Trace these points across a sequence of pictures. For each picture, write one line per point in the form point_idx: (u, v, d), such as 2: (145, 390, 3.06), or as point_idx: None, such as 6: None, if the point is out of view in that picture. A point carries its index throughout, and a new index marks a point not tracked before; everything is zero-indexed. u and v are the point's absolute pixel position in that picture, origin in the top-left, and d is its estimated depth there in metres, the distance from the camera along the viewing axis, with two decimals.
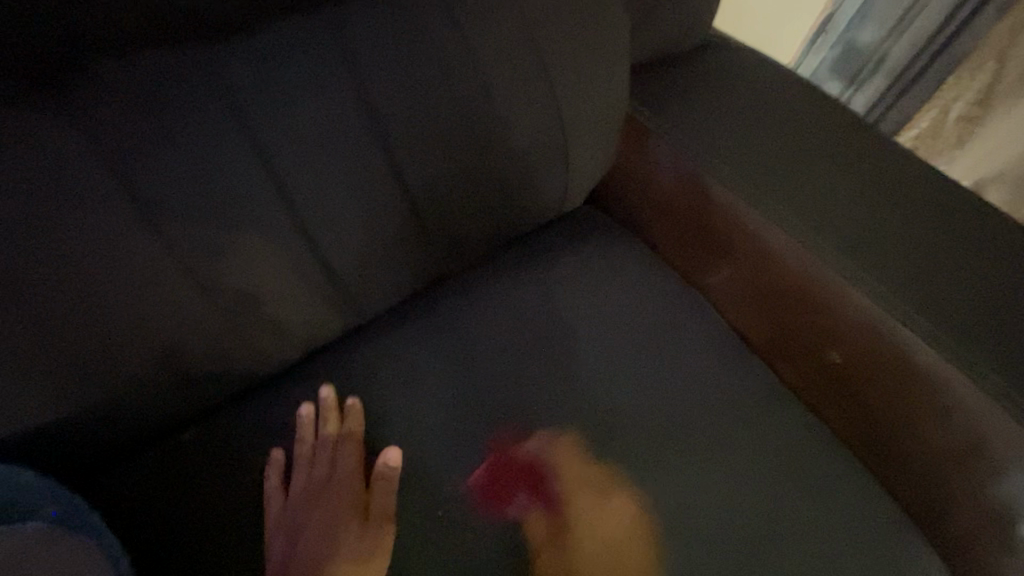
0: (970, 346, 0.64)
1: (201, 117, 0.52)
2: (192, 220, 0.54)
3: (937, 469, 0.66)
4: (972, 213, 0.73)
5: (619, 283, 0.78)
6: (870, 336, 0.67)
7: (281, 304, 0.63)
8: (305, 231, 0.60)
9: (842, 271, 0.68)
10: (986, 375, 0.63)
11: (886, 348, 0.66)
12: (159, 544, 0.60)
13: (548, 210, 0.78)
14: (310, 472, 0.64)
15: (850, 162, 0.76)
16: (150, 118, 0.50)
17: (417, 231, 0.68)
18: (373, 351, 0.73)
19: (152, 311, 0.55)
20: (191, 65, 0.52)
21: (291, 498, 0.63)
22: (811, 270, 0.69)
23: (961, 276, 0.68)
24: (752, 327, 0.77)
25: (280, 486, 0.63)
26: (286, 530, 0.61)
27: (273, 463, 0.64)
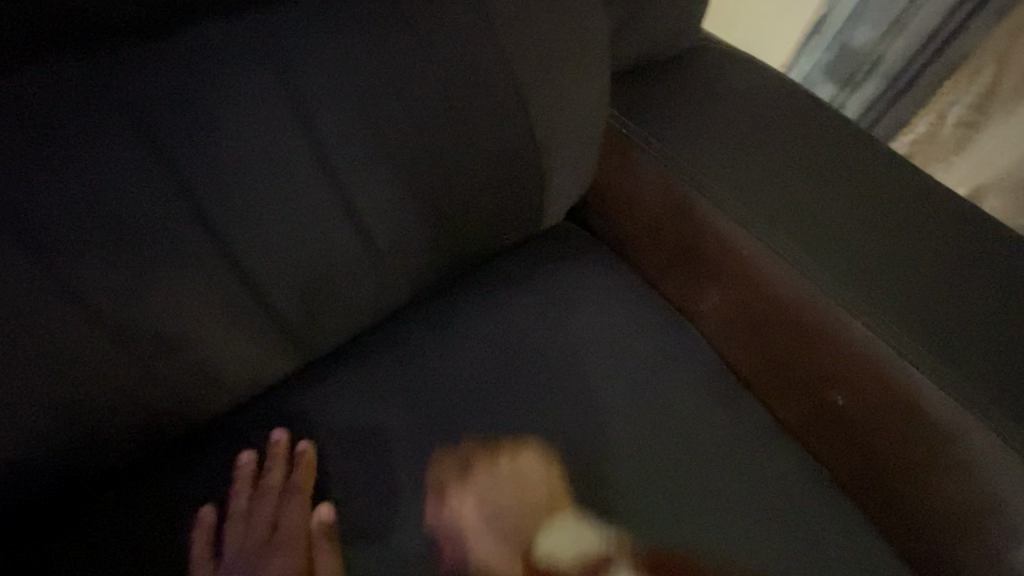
0: (982, 387, 0.59)
1: (105, 137, 0.44)
2: (93, 259, 0.46)
3: (946, 523, 0.60)
4: (980, 234, 0.67)
5: (597, 313, 0.72)
6: (880, 379, 0.61)
7: (209, 349, 0.55)
8: (233, 267, 0.53)
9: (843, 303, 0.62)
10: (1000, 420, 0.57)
11: (898, 392, 0.60)
12: None
13: (518, 233, 0.72)
14: (247, 530, 0.57)
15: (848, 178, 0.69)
16: (41, 140, 0.42)
17: (367, 261, 0.61)
18: (322, 394, 0.65)
19: (47, 364, 0.47)
20: (91, 75, 0.43)
21: (222, 565, 0.55)
22: (814, 306, 0.63)
23: (968, 307, 0.62)
24: (743, 359, 0.71)
25: (210, 548, 0.56)
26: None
27: (205, 519, 0.57)
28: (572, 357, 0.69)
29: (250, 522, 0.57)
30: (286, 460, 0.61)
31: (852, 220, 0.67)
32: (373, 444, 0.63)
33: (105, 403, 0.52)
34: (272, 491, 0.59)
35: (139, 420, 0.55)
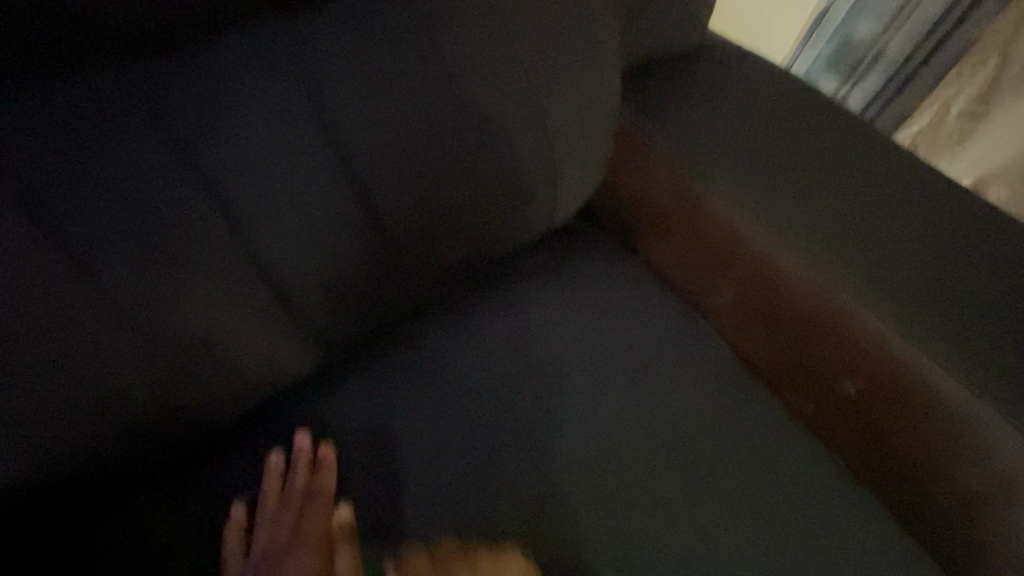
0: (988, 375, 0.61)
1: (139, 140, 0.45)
2: (127, 268, 0.48)
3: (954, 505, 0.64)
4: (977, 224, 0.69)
5: (611, 310, 0.74)
6: (920, 393, 0.62)
7: (238, 351, 0.57)
8: (263, 271, 0.55)
9: (855, 297, 0.64)
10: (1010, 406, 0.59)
11: (935, 410, 0.62)
12: None
13: (534, 232, 0.73)
14: (268, 539, 0.56)
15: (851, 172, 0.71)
16: (81, 140, 0.44)
17: (390, 263, 0.62)
18: (346, 395, 0.67)
19: (82, 369, 0.49)
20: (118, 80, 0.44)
21: (246, 575, 0.54)
22: (851, 319, 0.64)
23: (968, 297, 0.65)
24: (756, 350, 0.74)
25: (236, 555, 0.55)
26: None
27: (230, 528, 0.57)
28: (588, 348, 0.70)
29: (275, 527, 0.57)
30: (310, 463, 0.60)
31: (857, 217, 0.68)
32: (395, 443, 0.64)
33: (134, 406, 0.53)
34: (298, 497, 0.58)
35: (170, 422, 0.57)
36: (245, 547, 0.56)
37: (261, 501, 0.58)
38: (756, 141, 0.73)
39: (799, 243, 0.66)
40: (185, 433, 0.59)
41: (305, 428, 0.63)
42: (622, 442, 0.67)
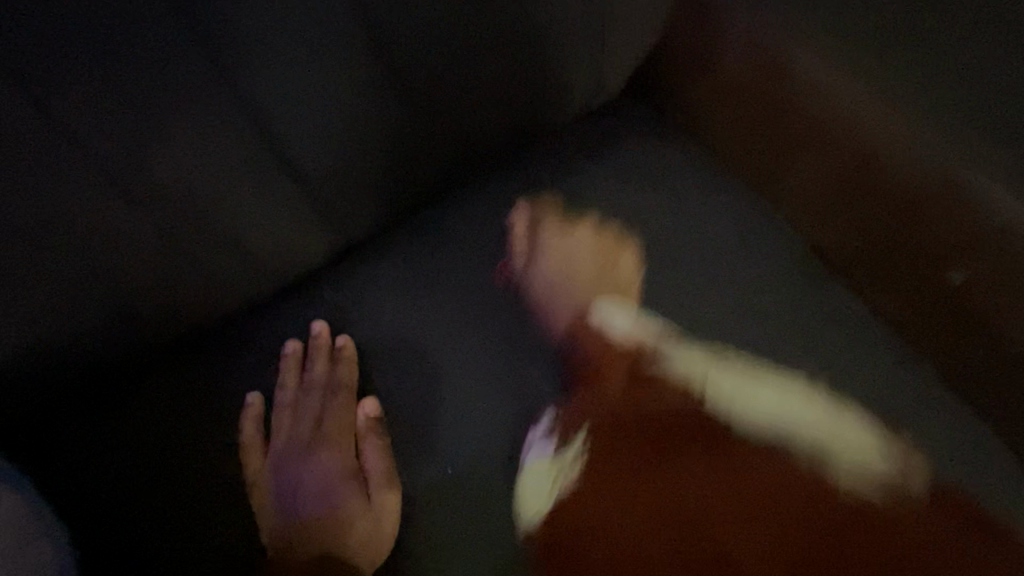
0: None
1: None
2: (116, 124, 0.41)
3: None
4: None
5: (663, 198, 0.64)
6: (988, 250, 0.51)
7: (249, 230, 0.50)
8: (262, 127, 0.46)
9: (971, 163, 0.50)
10: None
11: (984, 247, 0.51)
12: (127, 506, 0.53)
13: (580, 105, 0.62)
14: (292, 425, 0.56)
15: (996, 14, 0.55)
16: None
17: (410, 136, 0.54)
18: (366, 290, 0.60)
19: (75, 240, 0.44)
20: None
21: (271, 454, 0.55)
22: (913, 174, 0.52)
23: None
24: (838, 236, 0.60)
25: (257, 437, 0.55)
26: (281, 491, 0.54)
27: (246, 414, 0.56)
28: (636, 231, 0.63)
29: (294, 416, 0.56)
30: (328, 355, 0.58)
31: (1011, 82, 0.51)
32: (421, 341, 0.59)
33: (135, 286, 0.48)
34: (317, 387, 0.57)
35: (175, 307, 0.51)
36: (265, 432, 0.56)
37: (279, 390, 0.57)
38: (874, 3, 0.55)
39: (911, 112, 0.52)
40: (192, 323, 0.53)
41: (320, 318, 0.59)
42: (671, 340, 0.60)
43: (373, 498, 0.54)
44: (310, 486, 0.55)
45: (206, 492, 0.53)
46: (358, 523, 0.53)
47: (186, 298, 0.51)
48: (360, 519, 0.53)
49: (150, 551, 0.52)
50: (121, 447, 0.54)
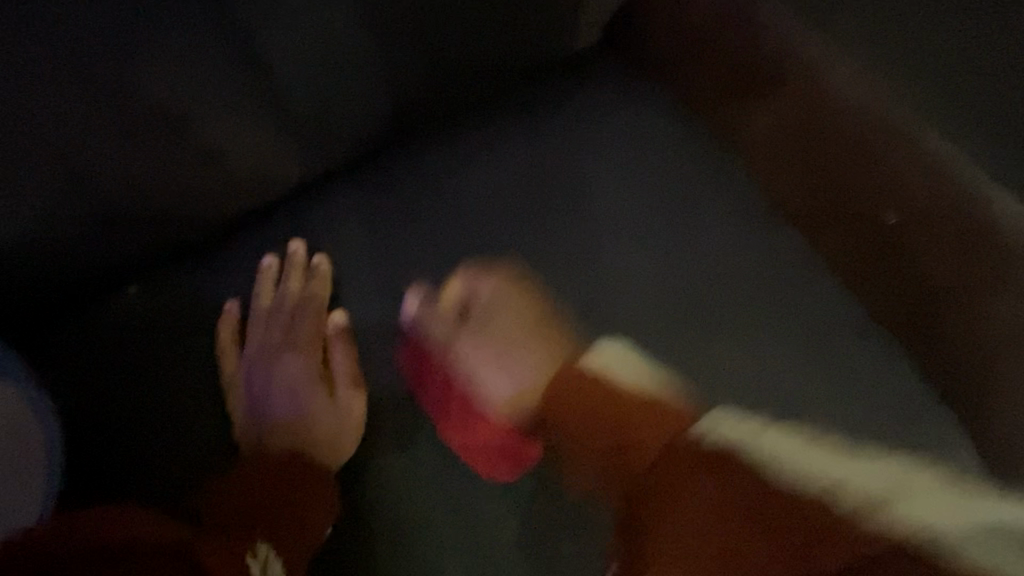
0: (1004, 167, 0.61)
1: None
2: (96, 21, 0.44)
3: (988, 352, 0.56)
4: None
5: (632, 139, 0.64)
6: (918, 208, 0.60)
7: (211, 140, 0.51)
8: (236, 41, 0.48)
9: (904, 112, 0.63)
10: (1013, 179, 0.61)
11: (945, 186, 0.60)
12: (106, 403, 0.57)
13: (555, 48, 0.62)
14: (264, 330, 0.60)
15: None
16: None
17: (373, 61, 0.54)
18: (336, 217, 0.62)
19: (43, 130, 0.46)
20: None
21: (244, 356, 0.59)
22: (849, 140, 0.62)
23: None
24: (792, 189, 0.62)
25: (233, 339, 0.60)
26: (252, 388, 0.59)
27: (223, 317, 0.60)
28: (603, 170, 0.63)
29: (268, 324, 0.61)
30: (303, 271, 0.61)
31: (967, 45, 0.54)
32: (384, 269, 0.62)
33: (102, 185, 0.49)
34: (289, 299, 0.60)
35: (142, 214, 0.52)
36: (240, 337, 0.60)
37: (254, 298, 0.61)
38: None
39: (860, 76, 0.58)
40: (157, 233, 0.54)
41: (299, 238, 0.61)
42: (625, 284, 0.61)
43: (336, 397, 0.59)
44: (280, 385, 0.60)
45: (182, 391, 0.58)
46: (320, 419, 0.58)
47: (147, 205, 0.52)
48: (320, 419, 0.58)
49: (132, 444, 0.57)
50: (104, 348, 0.58)
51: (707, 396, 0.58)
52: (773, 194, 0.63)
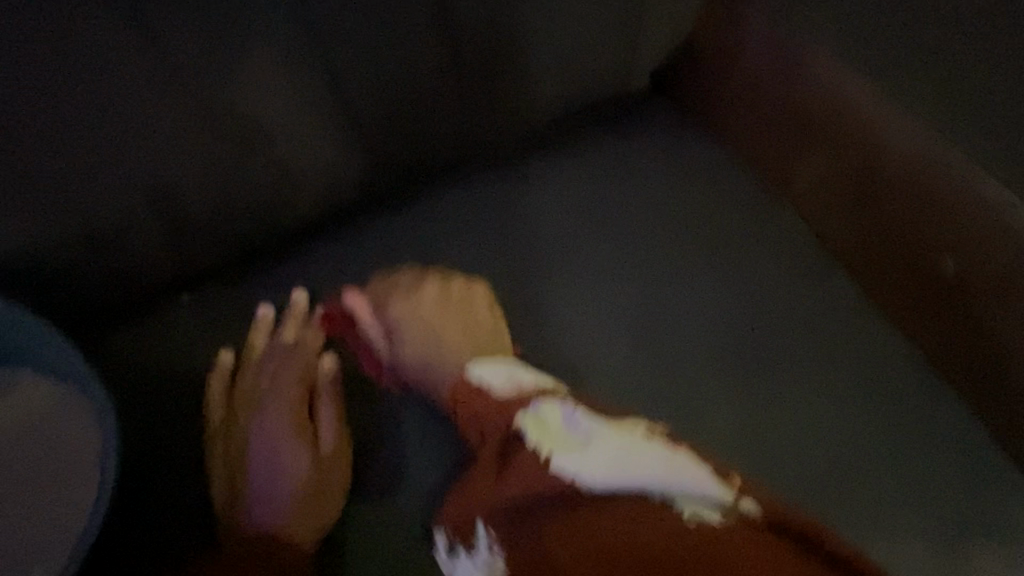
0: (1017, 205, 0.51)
1: None
2: (194, 22, 0.45)
3: None
4: None
5: (678, 178, 0.66)
6: (992, 233, 0.51)
7: (290, 154, 0.53)
8: (322, 66, 0.50)
9: (960, 148, 0.52)
10: None
11: (981, 234, 0.52)
12: (133, 421, 0.53)
13: (604, 90, 0.65)
14: (254, 382, 0.54)
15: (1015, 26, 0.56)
16: None
17: (444, 88, 0.56)
18: (388, 232, 0.62)
19: (137, 132, 0.47)
20: None
21: (232, 412, 0.53)
22: (919, 160, 0.54)
23: None
24: (839, 235, 0.63)
25: (221, 393, 0.53)
26: (242, 448, 0.52)
27: (212, 370, 0.54)
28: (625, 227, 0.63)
29: (259, 371, 0.54)
30: (303, 320, 0.57)
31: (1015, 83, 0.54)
32: (431, 290, 0.60)
33: (182, 193, 0.51)
34: (282, 348, 0.55)
35: (210, 222, 0.54)
36: (230, 388, 0.54)
37: (245, 348, 0.55)
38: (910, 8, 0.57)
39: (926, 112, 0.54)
40: (223, 243, 0.56)
41: (301, 287, 0.58)
42: (671, 317, 0.61)
43: (327, 461, 0.52)
44: (265, 447, 0.52)
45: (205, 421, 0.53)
46: (313, 478, 0.51)
47: (221, 214, 0.54)
48: (306, 491, 0.51)
49: (149, 473, 0.51)
50: (139, 359, 0.55)
51: (753, 431, 0.57)
52: (820, 238, 0.65)
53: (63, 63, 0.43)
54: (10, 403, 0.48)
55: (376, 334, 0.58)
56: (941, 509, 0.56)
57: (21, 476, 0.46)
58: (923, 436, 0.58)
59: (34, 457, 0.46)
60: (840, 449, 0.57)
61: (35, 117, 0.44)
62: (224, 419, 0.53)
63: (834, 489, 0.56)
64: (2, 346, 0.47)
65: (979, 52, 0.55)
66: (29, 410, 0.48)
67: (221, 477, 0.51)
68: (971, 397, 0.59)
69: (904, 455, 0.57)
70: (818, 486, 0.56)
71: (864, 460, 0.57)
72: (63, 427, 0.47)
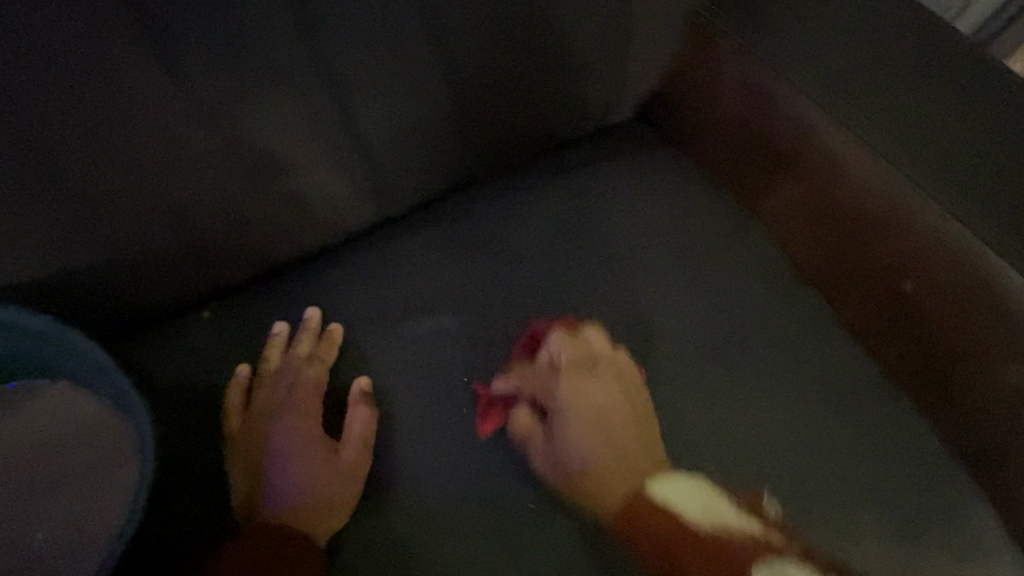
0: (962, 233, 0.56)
1: None
2: (219, 67, 0.49)
3: (1001, 408, 0.57)
4: None
5: (662, 201, 0.71)
6: (947, 265, 0.57)
7: (304, 182, 0.58)
8: (337, 104, 0.55)
9: (915, 179, 0.58)
10: (994, 239, 0.55)
11: (930, 258, 0.58)
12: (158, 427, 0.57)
13: (592, 121, 0.71)
14: (269, 392, 0.58)
15: (971, 67, 0.61)
16: None
17: (445, 123, 0.61)
18: (391, 251, 0.67)
19: (166, 166, 0.52)
20: None
21: (248, 419, 0.57)
22: (887, 195, 0.59)
23: None
24: (809, 258, 0.69)
25: (239, 402, 0.58)
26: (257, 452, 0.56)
27: (231, 380, 0.58)
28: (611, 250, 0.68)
29: (273, 381, 0.59)
30: (315, 335, 0.61)
31: (969, 121, 0.59)
32: (431, 306, 0.65)
33: (207, 217, 0.56)
34: (296, 360, 0.59)
35: (231, 243, 0.59)
36: (246, 397, 0.59)
37: (262, 360, 0.60)
38: (872, 51, 0.62)
39: (883, 149, 0.59)
40: (240, 263, 0.61)
41: (314, 306, 0.63)
42: (655, 331, 0.66)
43: (338, 466, 0.56)
44: (279, 448, 0.55)
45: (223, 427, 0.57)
46: (325, 481, 0.55)
47: (241, 235, 0.59)
48: (318, 492, 0.54)
49: (171, 475, 0.55)
50: (160, 369, 0.59)
51: (729, 437, 0.62)
52: (796, 266, 0.70)
53: (99, 107, 0.47)
54: (45, 411, 0.52)
55: (381, 347, 0.63)
56: (899, 509, 0.61)
57: (62, 475, 0.51)
58: (882, 441, 0.63)
59: (70, 459, 0.51)
60: (810, 453, 0.62)
61: (73, 155, 0.48)
62: (242, 425, 0.57)
63: (804, 491, 0.61)
64: (38, 359, 0.52)
65: (935, 91, 0.60)
66: (67, 416, 0.52)
67: (239, 477, 0.55)
68: (926, 406, 0.64)
69: (865, 458, 0.62)
70: (790, 488, 0.61)
71: (831, 464, 0.62)
72: (98, 432, 0.52)
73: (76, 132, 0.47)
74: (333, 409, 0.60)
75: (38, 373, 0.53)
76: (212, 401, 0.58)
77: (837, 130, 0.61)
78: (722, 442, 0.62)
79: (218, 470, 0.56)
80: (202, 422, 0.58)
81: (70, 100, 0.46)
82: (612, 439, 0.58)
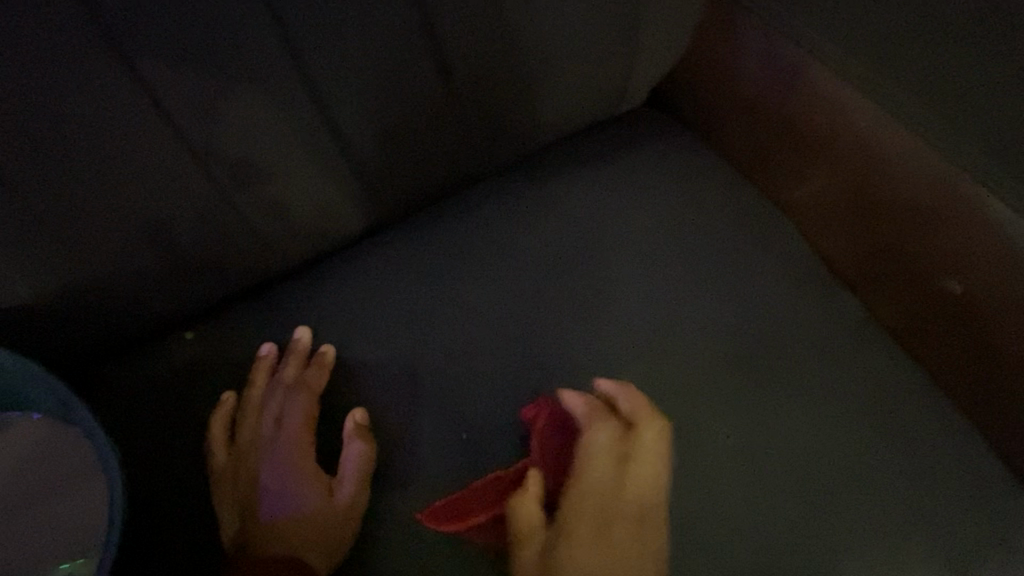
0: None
1: None
2: (185, 71, 0.44)
3: None
4: None
5: (678, 195, 0.65)
6: (998, 260, 0.51)
7: (287, 192, 0.54)
8: (320, 107, 0.50)
9: (969, 168, 0.51)
10: None
11: (987, 255, 0.52)
12: (143, 461, 0.53)
13: (598, 112, 0.65)
14: (256, 422, 0.54)
15: None
16: None
17: (439, 121, 0.56)
18: (386, 261, 0.62)
19: (130, 176, 0.47)
20: None
21: (234, 452, 0.53)
22: (932, 181, 0.53)
23: None
24: (844, 255, 0.63)
25: (224, 434, 0.54)
26: (246, 489, 0.52)
27: (215, 410, 0.54)
28: (624, 248, 0.63)
29: (260, 411, 0.55)
30: (304, 358, 0.57)
31: None
32: (431, 320, 0.60)
33: (185, 234, 0.51)
34: (283, 387, 0.55)
35: (214, 260, 0.54)
36: (232, 427, 0.55)
37: (247, 388, 0.56)
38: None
39: (929, 129, 0.52)
40: (225, 281, 0.56)
41: (305, 324, 0.59)
42: (674, 339, 0.60)
43: (333, 501, 0.51)
44: (271, 484, 0.52)
45: (209, 459, 0.53)
46: (320, 520, 0.51)
47: (222, 250, 0.54)
48: (312, 532, 0.50)
49: (160, 513, 0.52)
50: (143, 397, 0.56)
51: (758, 453, 0.57)
52: (826, 261, 0.65)
53: (50, 113, 0.42)
54: (15, 448, 0.48)
55: (379, 367, 0.58)
56: (948, 525, 0.55)
57: (38, 515, 0.46)
58: (929, 458, 0.57)
59: (44, 499, 0.47)
60: (849, 466, 0.57)
61: (26, 169, 0.43)
62: (228, 458, 0.53)
63: (842, 509, 0.55)
64: (10, 392, 0.48)
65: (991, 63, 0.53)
66: (40, 451, 0.48)
67: (228, 516, 0.51)
68: (975, 412, 0.58)
69: (908, 471, 0.56)
70: (828, 508, 0.55)
71: (872, 478, 0.56)
72: (74, 468, 0.47)
73: (26, 142, 0.42)
74: (327, 437, 0.56)
75: (12, 404, 0.49)
76: (198, 429, 0.54)
77: (875, 109, 0.54)
78: (750, 459, 0.57)
79: (205, 507, 0.52)
80: (189, 450, 0.54)
81: (20, 115, 0.41)
82: (610, 528, 0.51)
